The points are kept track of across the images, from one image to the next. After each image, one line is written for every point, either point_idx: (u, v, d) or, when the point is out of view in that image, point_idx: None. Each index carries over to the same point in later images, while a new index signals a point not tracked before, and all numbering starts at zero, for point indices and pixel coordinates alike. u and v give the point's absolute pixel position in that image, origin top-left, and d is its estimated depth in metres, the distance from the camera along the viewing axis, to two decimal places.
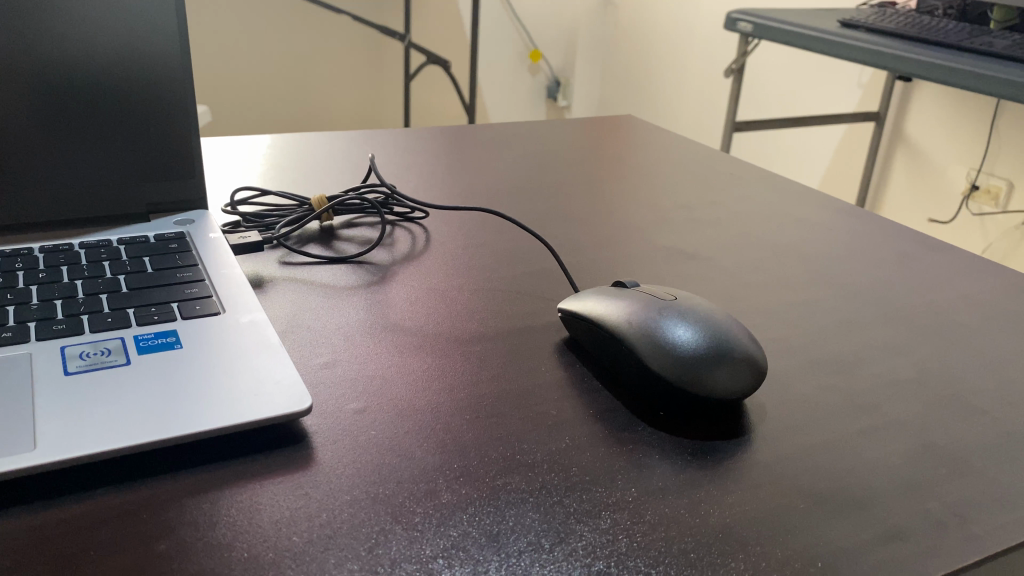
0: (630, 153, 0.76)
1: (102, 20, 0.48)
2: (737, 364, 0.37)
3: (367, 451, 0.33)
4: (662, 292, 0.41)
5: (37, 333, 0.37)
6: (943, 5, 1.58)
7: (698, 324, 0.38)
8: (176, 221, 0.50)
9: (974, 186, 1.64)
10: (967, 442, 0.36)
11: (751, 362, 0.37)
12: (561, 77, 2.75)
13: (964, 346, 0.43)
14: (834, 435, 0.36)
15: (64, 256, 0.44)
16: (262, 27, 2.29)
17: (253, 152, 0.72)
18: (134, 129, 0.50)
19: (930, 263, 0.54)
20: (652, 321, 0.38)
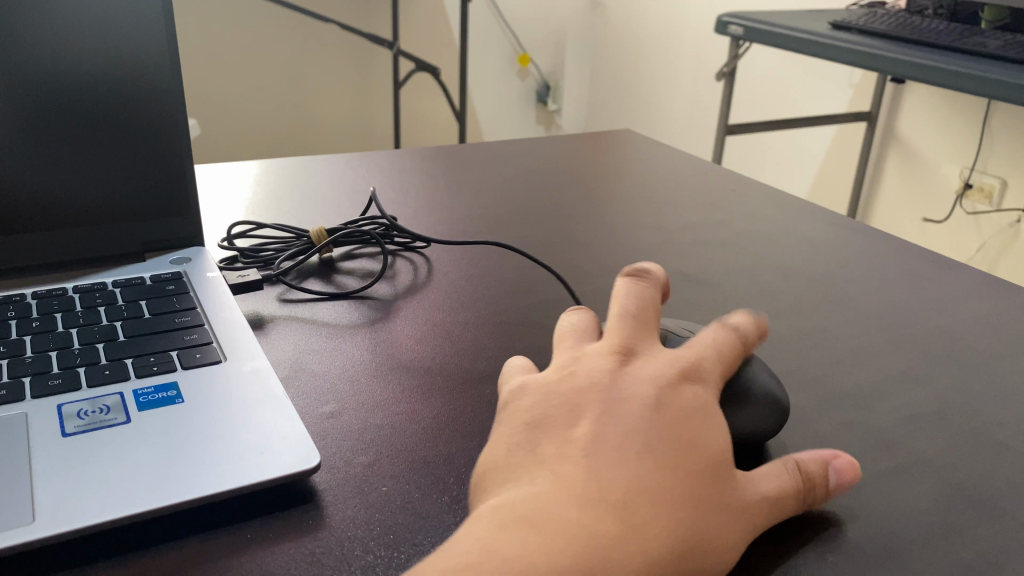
0: (629, 170, 0.75)
1: (90, 51, 0.46)
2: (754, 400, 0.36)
3: (378, 508, 0.32)
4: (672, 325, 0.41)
5: (32, 390, 0.36)
6: (933, 5, 1.58)
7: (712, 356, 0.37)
8: (172, 260, 0.49)
9: (967, 184, 1.63)
10: (992, 482, 0.35)
11: (775, 405, 0.36)
12: (550, 80, 2.75)
13: (980, 374, 0.43)
14: (858, 477, 0.35)
15: (57, 302, 0.43)
16: (248, 37, 2.27)
17: (246, 179, 0.71)
18: (126, 162, 0.49)
19: (941, 283, 0.53)
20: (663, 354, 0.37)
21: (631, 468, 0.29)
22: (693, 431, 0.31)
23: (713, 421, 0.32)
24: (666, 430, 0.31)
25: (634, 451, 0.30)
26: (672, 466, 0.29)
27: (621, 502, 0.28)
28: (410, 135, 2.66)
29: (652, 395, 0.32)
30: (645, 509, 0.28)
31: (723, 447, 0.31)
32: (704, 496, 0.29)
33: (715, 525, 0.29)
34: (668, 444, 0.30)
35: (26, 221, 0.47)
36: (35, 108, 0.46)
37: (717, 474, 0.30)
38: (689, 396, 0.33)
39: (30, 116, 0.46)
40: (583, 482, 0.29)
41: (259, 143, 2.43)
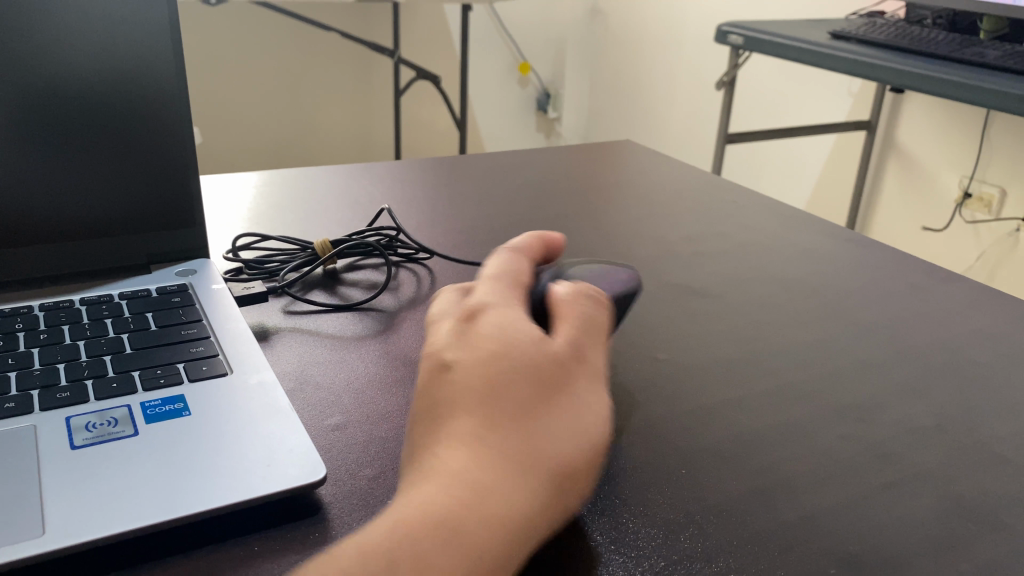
0: (630, 181, 0.75)
1: (96, 63, 0.46)
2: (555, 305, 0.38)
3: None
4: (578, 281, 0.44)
5: (41, 403, 0.36)
6: (932, 15, 1.59)
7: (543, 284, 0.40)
8: (177, 272, 0.50)
9: (966, 193, 1.64)
10: (994, 495, 0.35)
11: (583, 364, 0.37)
12: (550, 88, 2.77)
13: (981, 387, 0.43)
14: (859, 489, 0.35)
15: (65, 314, 0.43)
16: (249, 46, 2.28)
17: (249, 190, 0.71)
18: (131, 174, 0.49)
19: (940, 295, 0.54)
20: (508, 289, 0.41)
21: (487, 465, 0.30)
22: (539, 399, 0.32)
23: (557, 378, 0.33)
24: (509, 407, 0.32)
25: (485, 445, 0.30)
26: (525, 446, 0.31)
27: (492, 508, 0.29)
28: (411, 142, 2.66)
29: (481, 377, 0.33)
30: (511, 498, 0.29)
31: (573, 402, 0.33)
32: (566, 459, 0.31)
33: (571, 482, 0.31)
34: (520, 428, 0.31)
35: (33, 230, 0.48)
36: (38, 118, 0.46)
37: (570, 429, 0.32)
38: (526, 361, 0.33)
39: (33, 126, 0.46)
40: (442, 503, 0.29)
41: (260, 151, 2.44)
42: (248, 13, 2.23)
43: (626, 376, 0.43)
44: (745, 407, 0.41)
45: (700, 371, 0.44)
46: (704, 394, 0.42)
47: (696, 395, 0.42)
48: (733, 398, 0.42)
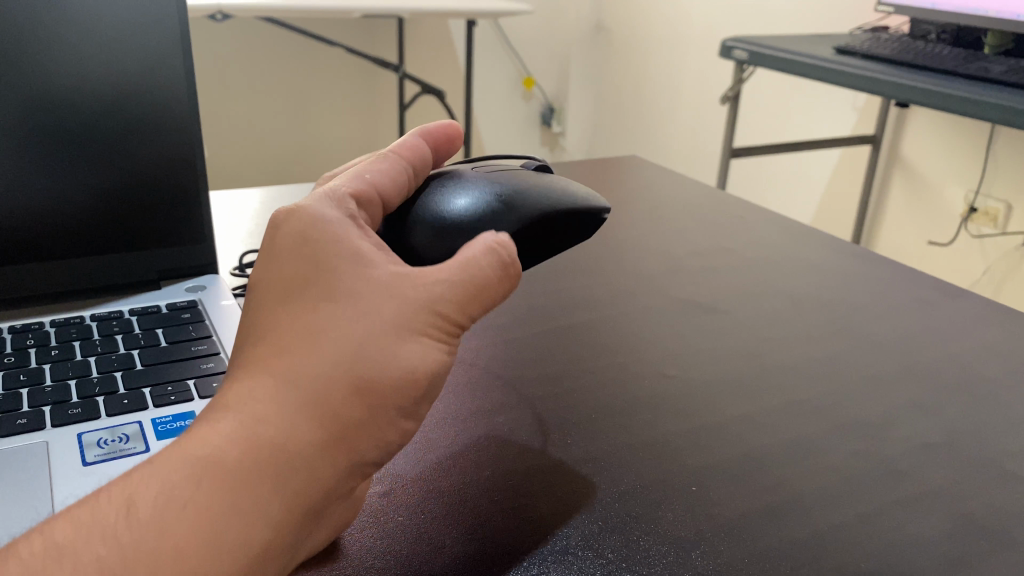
0: (635, 196, 0.76)
1: (107, 79, 0.47)
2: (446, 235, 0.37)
3: (402, 520, 0.34)
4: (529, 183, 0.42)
5: (53, 419, 0.36)
6: (936, 30, 1.60)
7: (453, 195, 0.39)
8: (187, 288, 0.50)
9: (972, 208, 1.64)
10: (1004, 512, 0.35)
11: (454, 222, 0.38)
12: (554, 103, 2.78)
13: (989, 403, 0.43)
14: (871, 506, 0.35)
15: (75, 329, 0.43)
16: (256, 62, 2.29)
17: (256, 206, 0.72)
18: (142, 189, 0.50)
19: (948, 310, 0.54)
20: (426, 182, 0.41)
21: (273, 406, 0.27)
22: (361, 340, 0.27)
23: (407, 319, 0.28)
24: (324, 342, 0.27)
25: (280, 381, 0.27)
26: (330, 393, 0.27)
27: (263, 453, 0.26)
28: None
29: (299, 297, 0.28)
30: (290, 443, 0.26)
31: (410, 351, 0.28)
32: (382, 413, 0.27)
33: (380, 431, 0.27)
34: (328, 372, 0.27)
35: (41, 245, 0.48)
36: (42, 136, 0.46)
37: (397, 387, 0.27)
38: (361, 281, 0.28)
39: (39, 144, 0.46)
40: (219, 443, 0.26)
41: (265, 166, 2.44)
42: (254, 28, 2.24)
43: (635, 392, 0.43)
44: (754, 422, 0.41)
45: (707, 387, 0.44)
46: (713, 409, 0.42)
47: (704, 411, 0.42)
48: (740, 414, 0.42)
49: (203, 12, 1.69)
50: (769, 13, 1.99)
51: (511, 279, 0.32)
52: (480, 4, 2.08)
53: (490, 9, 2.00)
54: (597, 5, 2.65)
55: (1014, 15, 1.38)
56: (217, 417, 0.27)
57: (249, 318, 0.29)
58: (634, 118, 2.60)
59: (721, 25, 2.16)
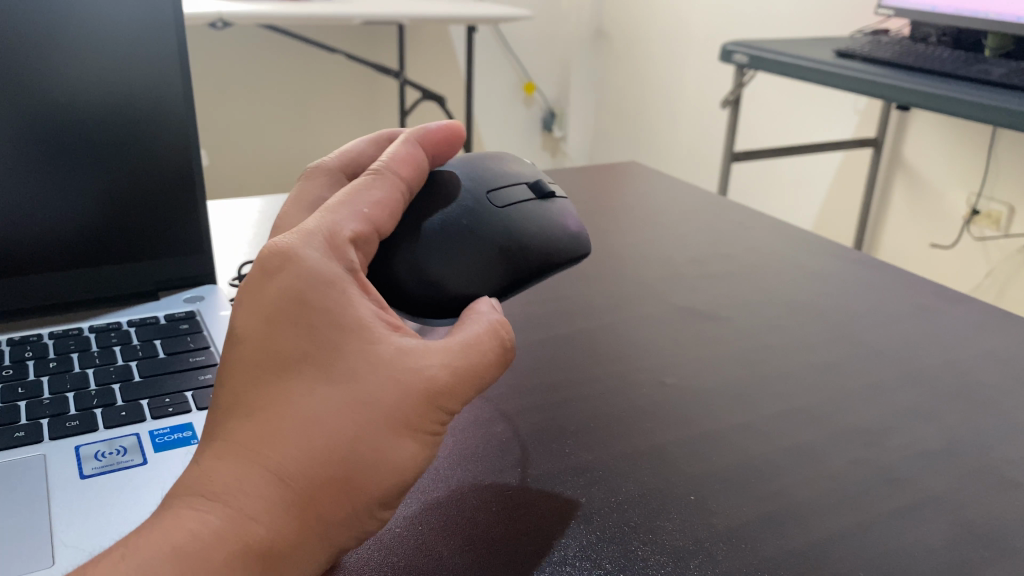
0: (634, 203, 0.76)
1: (105, 90, 0.47)
2: (426, 265, 0.39)
3: (398, 531, 0.34)
4: (518, 217, 0.43)
5: (51, 432, 0.36)
6: (937, 33, 1.60)
7: (441, 220, 0.40)
8: (185, 299, 0.51)
9: (974, 210, 1.63)
10: (1005, 519, 0.35)
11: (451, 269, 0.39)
12: (555, 108, 2.79)
13: (990, 410, 0.43)
14: (870, 513, 0.35)
15: (74, 341, 0.43)
16: (257, 69, 2.30)
17: (255, 215, 0.72)
18: (140, 200, 0.50)
19: (947, 316, 0.54)
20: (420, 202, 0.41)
21: (260, 499, 0.27)
22: (354, 435, 0.27)
23: (404, 413, 0.28)
24: (318, 432, 0.27)
25: (269, 470, 0.27)
26: (318, 490, 0.27)
27: (248, 551, 0.26)
28: None
29: (291, 375, 0.28)
30: (277, 540, 0.27)
31: (401, 449, 0.28)
32: (364, 507, 0.28)
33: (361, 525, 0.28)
34: (319, 468, 0.27)
35: (39, 257, 0.48)
36: (42, 146, 0.46)
37: (383, 484, 0.28)
38: (360, 365, 0.28)
39: (38, 156, 0.46)
40: (204, 535, 0.26)
41: (267, 174, 2.45)
42: (255, 36, 2.25)
43: (633, 401, 0.43)
44: (754, 430, 0.41)
45: (706, 395, 0.44)
46: (711, 418, 0.42)
47: (703, 419, 0.42)
48: (739, 421, 0.42)
49: (204, 21, 1.69)
50: (769, 17, 1.99)
51: (509, 360, 0.32)
52: (480, 9, 2.09)
53: (491, 16, 2.00)
54: (597, 10, 2.66)
55: (1014, 17, 1.38)
56: (200, 502, 0.27)
57: (234, 382, 0.29)
58: (635, 122, 2.61)
59: (721, 29, 2.16)
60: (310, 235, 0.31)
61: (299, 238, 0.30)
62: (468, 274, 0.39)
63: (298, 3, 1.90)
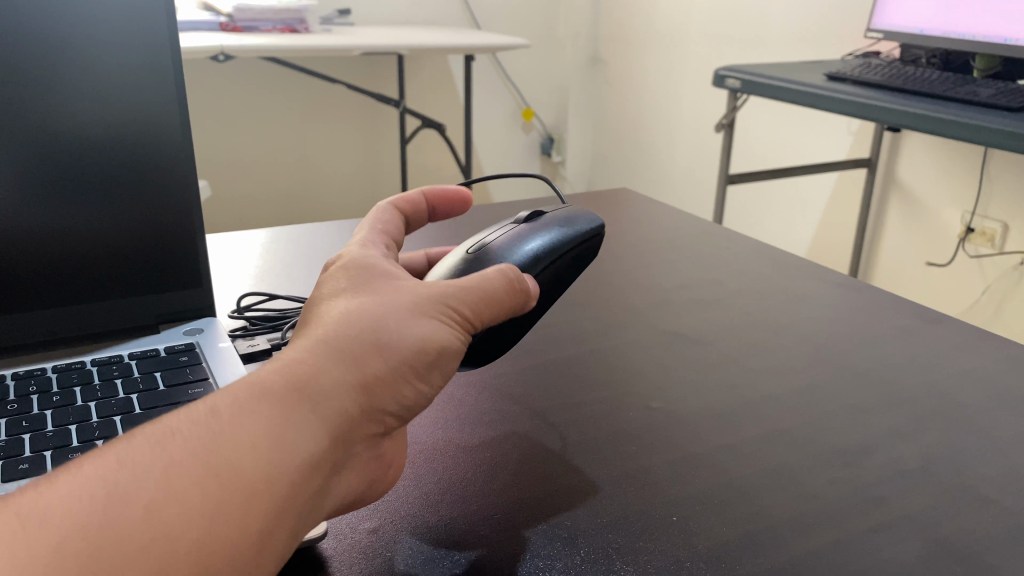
0: (626, 229, 0.77)
1: (107, 122, 0.49)
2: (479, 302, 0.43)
3: (390, 556, 0.35)
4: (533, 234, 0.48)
5: (53, 463, 0.37)
6: (926, 54, 1.63)
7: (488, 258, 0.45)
8: (186, 330, 0.52)
9: (969, 228, 1.65)
10: (977, 536, 0.36)
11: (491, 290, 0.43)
12: (553, 133, 2.86)
13: (966, 429, 0.44)
14: (846, 532, 0.36)
15: (76, 375, 0.45)
16: (259, 101, 2.33)
17: (255, 247, 0.74)
18: (141, 231, 0.51)
19: (929, 337, 0.55)
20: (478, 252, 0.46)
21: (311, 342, 0.30)
22: (380, 312, 0.32)
23: (417, 302, 0.33)
24: (354, 313, 0.31)
25: (321, 339, 0.30)
26: (355, 344, 0.30)
27: (301, 389, 0.28)
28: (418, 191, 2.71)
29: (334, 298, 0.33)
30: (323, 380, 0.29)
31: (421, 323, 0.32)
32: (398, 349, 0.31)
33: (408, 330, 0.32)
34: (350, 304, 0.32)
35: (37, 289, 0.49)
36: (43, 178, 0.48)
37: (414, 318, 0.32)
38: (382, 284, 0.34)
39: (47, 181, 0.48)
40: (267, 373, 0.29)
41: (269, 204, 2.47)
42: (257, 68, 2.29)
43: (620, 424, 0.45)
44: (736, 452, 0.42)
45: (692, 418, 0.45)
46: (695, 440, 0.43)
47: (687, 442, 0.43)
48: (723, 444, 0.43)
49: (205, 54, 1.72)
50: (763, 41, 2.02)
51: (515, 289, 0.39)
52: (477, 40, 2.12)
53: (487, 45, 2.03)
54: (593, 36, 2.70)
55: (1003, 39, 1.40)
56: None
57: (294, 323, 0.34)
58: (632, 147, 2.63)
59: (715, 55, 2.20)
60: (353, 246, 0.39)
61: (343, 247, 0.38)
62: (532, 253, 0.45)
63: (297, 36, 1.93)
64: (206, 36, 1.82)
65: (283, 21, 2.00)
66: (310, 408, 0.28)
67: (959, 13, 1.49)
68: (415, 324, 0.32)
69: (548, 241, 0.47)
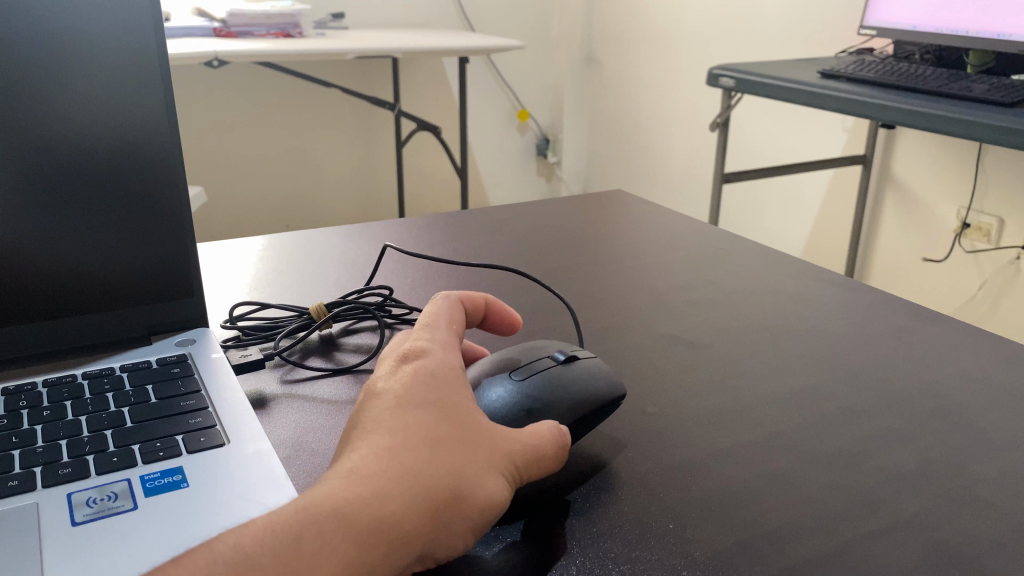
0: (621, 232, 0.77)
1: (96, 131, 0.48)
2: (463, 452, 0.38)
3: None
4: (554, 376, 0.43)
5: (43, 480, 0.37)
6: (920, 50, 1.62)
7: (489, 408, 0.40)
8: (177, 342, 0.51)
9: (964, 224, 1.64)
10: (975, 538, 0.36)
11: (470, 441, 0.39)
12: (549, 134, 2.85)
13: (963, 429, 0.44)
14: (844, 536, 0.36)
15: (67, 389, 0.44)
16: (253, 106, 2.33)
17: (247, 254, 0.73)
18: (132, 242, 0.51)
19: (926, 337, 0.55)
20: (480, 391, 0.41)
21: (393, 474, 0.31)
22: (466, 462, 0.33)
23: (498, 460, 0.34)
24: (443, 454, 0.32)
25: (408, 474, 0.31)
26: (439, 492, 0.31)
27: (380, 536, 0.29)
28: (414, 194, 2.70)
29: (422, 416, 0.34)
30: (402, 527, 0.30)
31: (496, 486, 0.33)
32: (471, 511, 0.32)
33: (482, 484, 0.33)
34: (436, 433, 0.33)
35: (26, 302, 0.49)
36: (30, 188, 0.47)
37: (491, 476, 0.33)
38: (468, 419, 0.35)
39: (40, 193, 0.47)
40: (349, 499, 0.30)
41: (264, 209, 2.47)
42: (251, 72, 2.28)
43: (615, 430, 0.44)
44: (732, 457, 0.42)
45: (688, 423, 0.45)
46: (690, 445, 0.43)
47: (682, 447, 0.43)
48: (719, 449, 0.42)
49: (199, 60, 1.71)
50: (756, 39, 2.02)
51: (563, 459, 0.37)
52: (472, 41, 2.11)
53: (482, 46, 2.02)
54: (588, 37, 2.70)
55: (996, 34, 1.40)
56: None
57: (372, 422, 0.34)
58: (628, 147, 2.63)
59: (709, 54, 2.20)
60: (433, 345, 0.39)
61: (426, 344, 0.39)
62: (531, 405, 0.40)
63: (290, 41, 1.92)
64: (200, 42, 1.81)
65: (277, 26, 1.99)
66: (380, 554, 0.29)
67: (951, 9, 1.49)
68: (493, 484, 0.33)
69: (570, 394, 0.41)
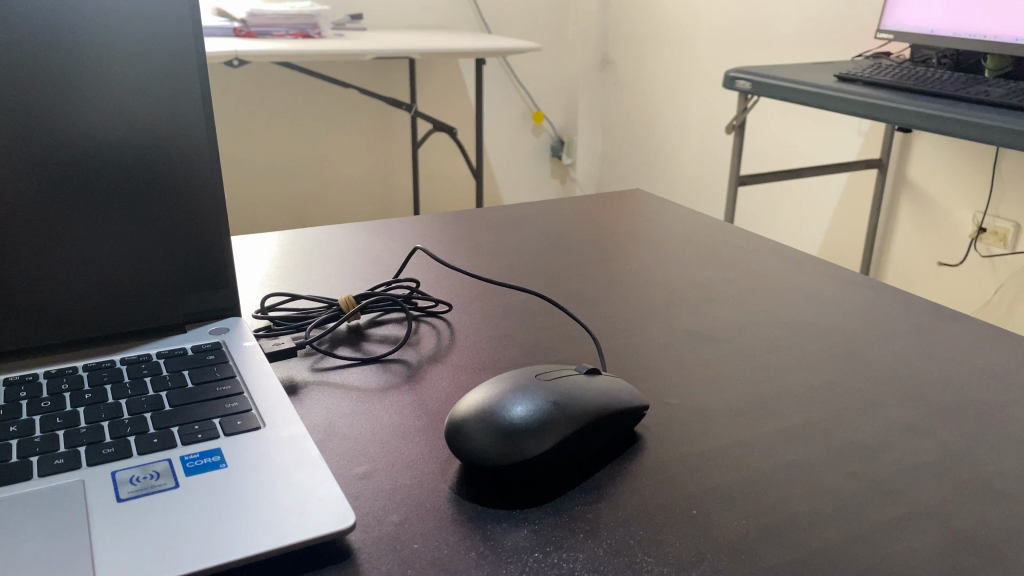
0: (639, 229, 0.78)
1: (136, 128, 0.50)
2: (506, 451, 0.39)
3: (418, 547, 0.36)
4: (577, 381, 0.44)
5: (87, 458, 0.39)
6: (937, 55, 1.63)
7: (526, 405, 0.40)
8: (211, 330, 0.53)
9: (980, 228, 1.65)
10: (993, 527, 0.37)
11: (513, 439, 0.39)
12: (564, 135, 2.86)
13: (980, 423, 0.45)
14: (864, 524, 0.37)
15: (106, 373, 0.46)
16: (271, 105, 2.35)
17: (272, 248, 0.75)
18: (167, 232, 0.52)
19: (942, 334, 0.56)
20: (512, 392, 0.41)
21: None
22: None
23: None
24: None
25: None
26: None
27: None
28: (428, 194, 2.72)
29: None
30: None
31: None
32: None
33: None
34: None
35: (64, 291, 0.50)
36: (73, 180, 0.49)
37: None
38: None
39: (80, 187, 0.49)
40: None
41: (280, 208, 2.49)
42: (268, 71, 2.30)
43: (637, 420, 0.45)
44: (753, 447, 0.43)
45: (709, 414, 0.46)
46: (711, 435, 0.44)
47: (704, 437, 0.44)
48: (739, 439, 0.43)
49: (219, 59, 1.73)
50: (772, 42, 2.03)
51: None
52: (489, 43, 2.12)
53: (499, 48, 2.04)
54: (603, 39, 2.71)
55: (1013, 38, 1.40)
56: None
57: None
58: (643, 149, 2.63)
59: (724, 57, 2.20)
60: None
61: None
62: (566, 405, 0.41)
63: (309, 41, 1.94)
64: (220, 42, 1.82)
65: (296, 26, 2.00)
66: None
67: (968, 13, 1.49)
68: None
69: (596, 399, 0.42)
